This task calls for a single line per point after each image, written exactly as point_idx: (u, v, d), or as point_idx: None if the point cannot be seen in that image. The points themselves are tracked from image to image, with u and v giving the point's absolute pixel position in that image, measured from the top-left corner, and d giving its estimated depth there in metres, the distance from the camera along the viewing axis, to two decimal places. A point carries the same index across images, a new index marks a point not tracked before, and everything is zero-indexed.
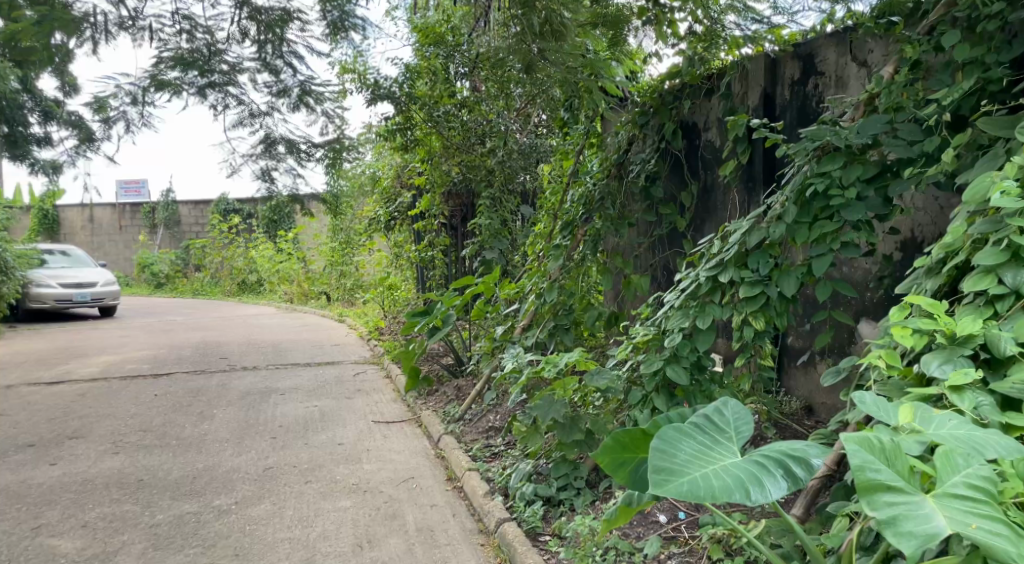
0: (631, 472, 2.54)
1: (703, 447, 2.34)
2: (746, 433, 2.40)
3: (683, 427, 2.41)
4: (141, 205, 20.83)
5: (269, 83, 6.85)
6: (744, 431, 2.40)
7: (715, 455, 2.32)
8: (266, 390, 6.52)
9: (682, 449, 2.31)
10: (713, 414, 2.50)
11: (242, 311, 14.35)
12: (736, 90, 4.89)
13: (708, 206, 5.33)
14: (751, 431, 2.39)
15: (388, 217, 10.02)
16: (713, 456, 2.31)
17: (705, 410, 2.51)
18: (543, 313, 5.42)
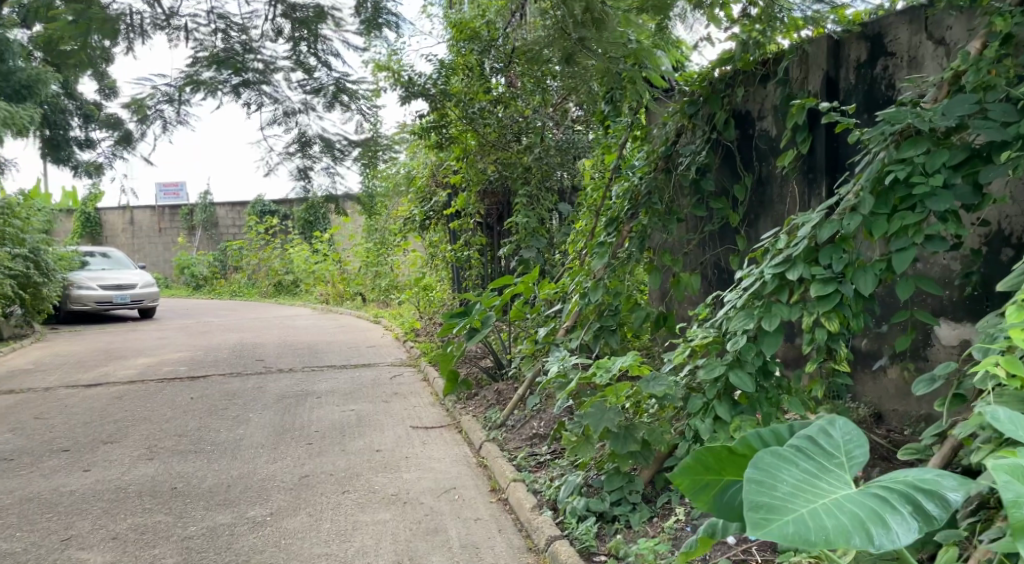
0: (714, 495, 2.32)
1: (809, 477, 2.18)
2: (860, 459, 2.23)
3: (785, 453, 2.24)
4: (180, 207, 20.95)
5: (303, 82, 6.71)
6: (857, 457, 2.23)
7: (823, 486, 2.16)
8: (303, 394, 6.35)
9: (784, 480, 2.15)
10: (818, 435, 2.33)
11: (277, 312, 14.28)
12: (795, 76, 4.64)
13: (763, 200, 5.05)
14: (866, 457, 2.22)
15: (424, 216, 9.83)
16: (822, 488, 2.14)
17: (810, 432, 2.34)
18: (586, 314, 5.14)
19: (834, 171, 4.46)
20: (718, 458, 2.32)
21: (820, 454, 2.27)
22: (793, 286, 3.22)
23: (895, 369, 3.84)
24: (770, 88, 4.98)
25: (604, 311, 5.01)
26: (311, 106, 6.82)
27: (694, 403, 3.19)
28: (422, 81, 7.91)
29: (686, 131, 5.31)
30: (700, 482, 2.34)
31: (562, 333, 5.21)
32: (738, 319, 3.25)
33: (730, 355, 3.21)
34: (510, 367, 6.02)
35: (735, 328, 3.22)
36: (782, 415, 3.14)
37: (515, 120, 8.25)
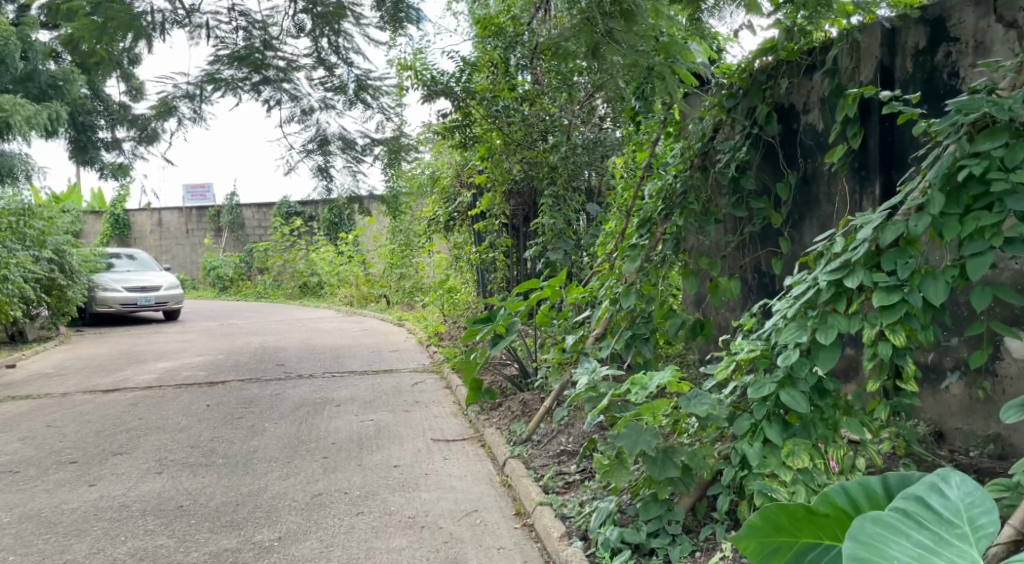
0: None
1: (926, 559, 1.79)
2: (988, 527, 1.78)
3: (890, 529, 1.86)
4: (206, 208, 20.92)
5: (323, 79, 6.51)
6: (984, 526, 1.79)
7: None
8: (321, 402, 6.10)
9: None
10: (934, 494, 1.90)
11: (301, 314, 14.12)
12: (844, 65, 4.32)
13: (808, 199, 4.73)
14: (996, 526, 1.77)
15: (448, 217, 9.59)
16: None
17: (923, 490, 1.91)
18: (615, 321, 4.84)
19: (888, 168, 4.15)
20: (791, 522, 2.04)
21: (936, 519, 1.85)
22: (851, 295, 2.92)
23: (958, 385, 3.51)
24: (816, 80, 4.67)
25: (636, 318, 4.72)
26: (331, 103, 6.61)
27: (741, 424, 2.89)
28: (444, 79, 7.76)
29: (724, 126, 5.01)
30: (769, 549, 2.07)
31: (592, 340, 4.90)
32: (790, 331, 2.95)
33: (781, 371, 2.90)
34: (536, 376, 5.73)
35: (787, 341, 2.92)
36: (839, 439, 2.83)
37: (541, 118, 7.98)
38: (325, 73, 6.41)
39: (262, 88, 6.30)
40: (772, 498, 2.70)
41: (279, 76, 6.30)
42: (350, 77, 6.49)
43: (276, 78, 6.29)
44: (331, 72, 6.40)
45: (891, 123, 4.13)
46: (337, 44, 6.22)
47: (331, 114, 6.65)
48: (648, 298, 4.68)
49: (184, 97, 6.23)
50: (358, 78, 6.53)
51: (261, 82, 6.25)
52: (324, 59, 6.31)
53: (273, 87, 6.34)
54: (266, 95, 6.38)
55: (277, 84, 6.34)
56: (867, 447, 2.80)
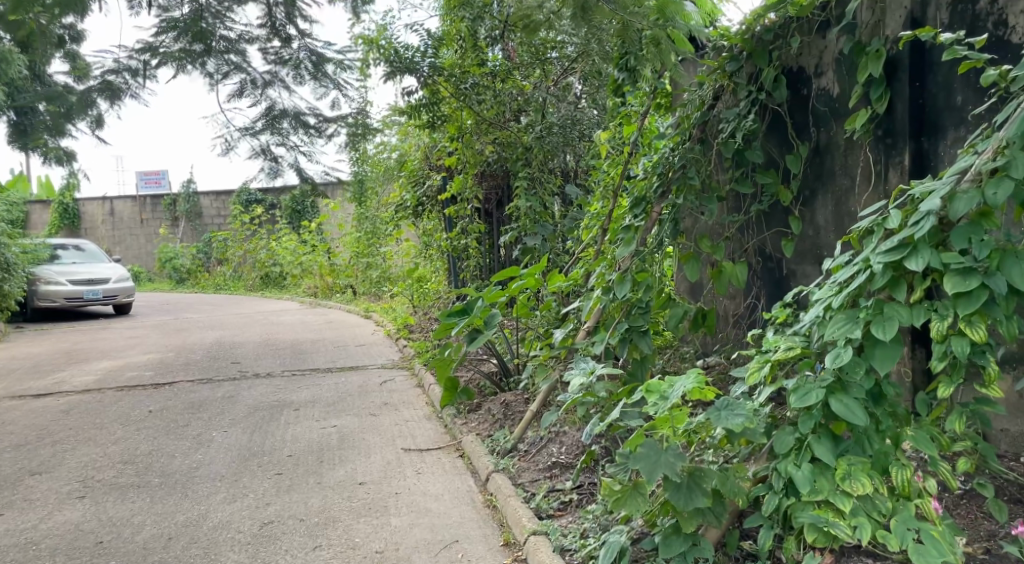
0: None
1: None
2: None
3: None
4: (161, 196, 20.00)
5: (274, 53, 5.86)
6: None
7: None
8: (279, 404, 5.49)
9: None
10: None
11: (262, 306, 13.42)
12: (863, 19, 3.85)
13: (821, 173, 4.23)
14: None
15: (417, 202, 8.99)
16: None
17: None
18: (609, 313, 4.30)
19: (919, 135, 3.67)
20: None
21: None
22: (910, 280, 2.42)
23: (1012, 381, 3.03)
24: (829, 39, 4.17)
25: (634, 308, 4.16)
26: (284, 79, 5.96)
27: (783, 441, 2.36)
28: (409, 53, 7.03)
29: (725, 93, 4.51)
30: None
31: (581, 337, 4.33)
32: (836, 324, 2.43)
33: (829, 373, 2.38)
34: (518, 374, 5.18)
35: (834, 337, 2.40)
36: (901, 455, 2.34)
37: (513, 95, 7.41)
38: (278, 45, 5.78)
39: (207, 59, 5.65)
40: (829, 533, 2.20)
41: (227, 48, 5.67)
42: (305, 51, 5.88)
43: (224, 49, 5.65)
44: (286, 44, 5.79)
45: (922, 84, 3.65)
46: (292, 14, 5.61)
47: (283, 89, 6.02)
48: (645, 286, 4.15)
49: (127, 74, 5.68)
50: (313, 50, 5.90)
51: (204, 54, 5.60)
52: (277, 29, 5.68)
53: (219, 57, 5.69)
54: (214, 67, 5.74)
55: (225, 55, 5.70)
56: (936, 464, 2.30)
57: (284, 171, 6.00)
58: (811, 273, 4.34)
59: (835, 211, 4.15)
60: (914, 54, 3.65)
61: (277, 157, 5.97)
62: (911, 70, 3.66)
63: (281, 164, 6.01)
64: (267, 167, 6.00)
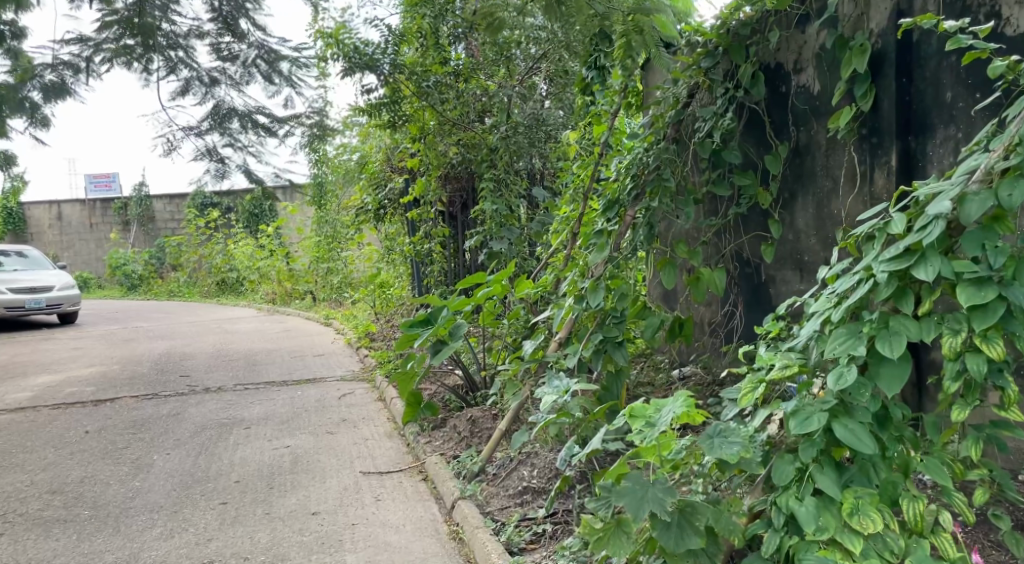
0: None
1: None
2: None
3: None
4: (111, 200, 19.37)
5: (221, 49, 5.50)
6: None
7: None
8: (229, 422, 5.16)
9: None
10: None
11: (217, 314, 12.96)
12: (846, 13, 3.69)
13: (802, 174, 4.03)
14: None
15: (378, 205, 8.73)
16: None
17: None
18: (581, 322, 4.06)
19: (905, 133, 3.48)
20: None
21: None
22: (917, 290, 2.20)
23: None
24: (809, 34, 3.97)
25: (608, 318, 3.94)
26: (235, 77, 5.59)
27: (782, 471, 2.12)
28: (369, 50, 6.72)
29: (702, 90, 4.30)
30: None
31: (554, 349, 4.05)
32: (836, 338, 2.21)
33: (831, 395, 2.15)
34: (485, 388, 4.93)
35: (835, 354, 2.18)
36: (910, 484, 2.11)
37: (477, 96, 7.17)
38: (229, 41, 5.44)
39: (151, 57, 5.32)
40: None
41: (172, 44, 5.33)
42: (257, 49, 5.54)
43: (168, 45, 5.32)
44: (238, 40, 5.45)
45: (909, 80, 3.46)
46: (245, 8, 5.29)
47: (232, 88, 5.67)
48: (620, 294, 3.92)
49: (69, 73, 5.37)
50: (265, 48, 5.56)
51: (146, 50, 5.26)
52: (229, 24, 5.34)
53: (163, 54, 5.36)
54: (159, 64, 5.40)
55: (169, 50, 5.35)
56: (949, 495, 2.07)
57: (231, 173, 5.66)
58: (792, 279, 4.15)
59: (817, 214, 3.96)
60: (901, 48, 3.46)
61: (224, 158, 5.64)
62: (897, 65, 3.47)
63: (229, 165, 5.67)
64: (214, 169, 5.66)
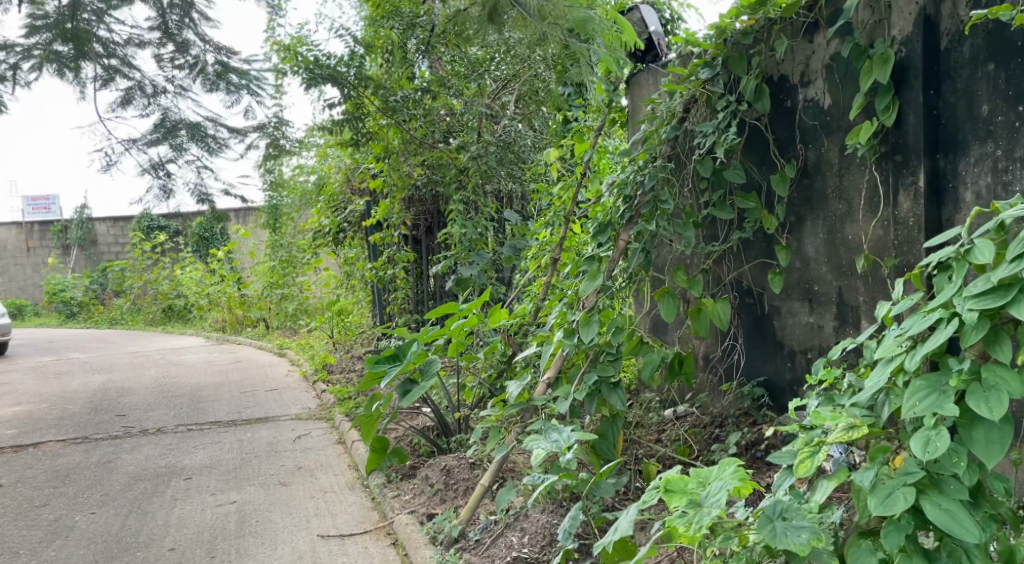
0: None
1: None
2: None
3: None
4: (51, 223, 18.49)
5: (166, 56, 5.01)
6: None
7: None
8: (168, 474, 4.62)
9: None
10: None
11: (163, 343, 12.26)
12: (862, 19, 3.33)
13: (810, 196, 3.66)
14: None
15: (337, 228, 8.33)
16: None
17: None
18: (570, 360, 3.64)
19: (933, 150, 3.12)
20: None
21: None
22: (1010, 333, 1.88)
23: None
24: (817, 43, 3.60)
25: (602, 355, 3.54)
26: (182, 85, 5.07)
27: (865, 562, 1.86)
28: (330, 61, 6.28)
29: (700, 104, 3.93)
30: None
31: (539, 390, 3.60)
32: (913, 393, 1.87)
33: (917, 465, 1.85)
34: (460, 432, 4.43)
35: (917, 414, 1.84)
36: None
37: (441, 115, 6.76)
38: (173, 51, 4.99)
39: (85, 65, 4.92)
40: None
41: (111, 52, 4.92)
42: (213, 59, 5.07)
43: (106, 53, 4.91)
44: (183, 53, 5.00)
45: (937, 92, 3.10)
46: (190, 15, 4.89)
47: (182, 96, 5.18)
48: (614, 328, 3.52)
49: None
50: (221, 59, 5.08)
51: (80, 57, 4.87)
52: (172, 33, 4.90)
53: (99, 62, 4.93)
54: (95, 72, 4.96)
55: (105, 59, 4.92)
56: None
57: (177, 192, 5.10)
58: (799, 310, 3.79)
59: (828, 240, 3.60)
60: (928, 56, 3.10)
61: (169, 174, 5.11)
62: (925, 75, 3.11)
63: (174, 182, 5.13)
64: (158, 186, 5.11)
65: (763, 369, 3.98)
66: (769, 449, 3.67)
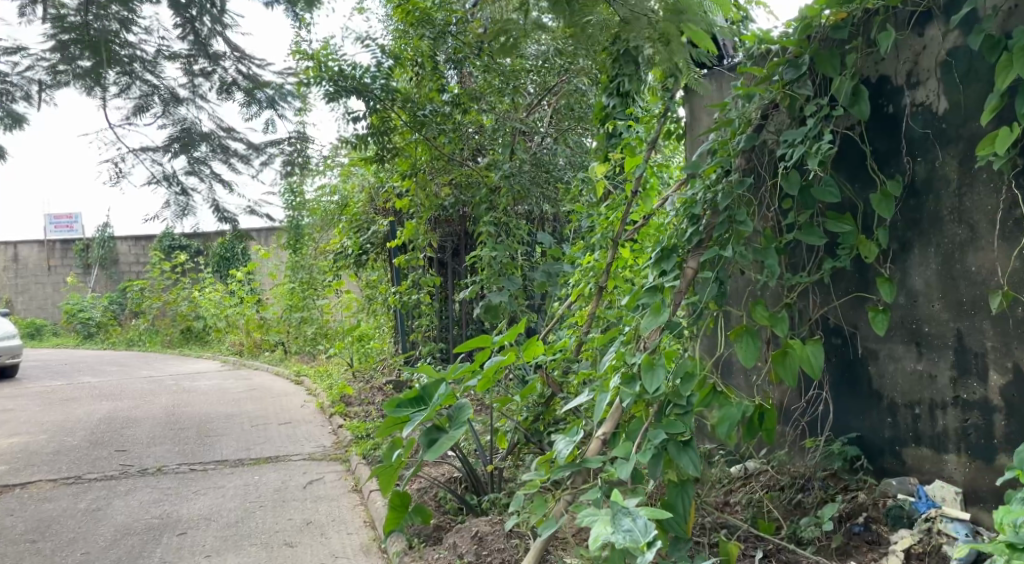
0: None
1: None
2: None
3: None
4: (73, 241, 18.21)
5: (191, 64, 4.36)
6: None
7: None
8: (160, 529, 4.09)
9: None
10: None
11: (177, 367, 11.79)
12: (994, 4, 2.77)
13: (917, 219, 3.06)
14: None
15: (359, 249, 7.84)
16: None
17: None
18: (629, 413, 3.04)
19: None
20: None
21: None
22: None
23: None
24: (930, 35, 3.01)
25: (669, 408, 2.94)
26: (202, 92, 4.47)
27: None
28: (356, 72, 5.67)
29: (780, 109, 3.32)
30: None
31: (591, 449, 2.99)
32: None
33: None
34: (493, 488, 3.85)
35: None
36: None
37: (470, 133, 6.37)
38: (201, 62, 4.37)
39: (106, 74, 4.26)
40: None
41: (131, 57, 4.24)
42: (234, 69, 4.45)
43: (126, 59, 4.23)
44: (212, 65, 4.39)
45: None
46: (221, 24, 4.24)
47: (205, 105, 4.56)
48: (682, 375, 2.94)
49: (18, 95, 4.27)
50: (244, 69, 4.46)
51: (101, 68, 4.22)
52: (202, 41, 4.27)
53: (121, 69, 4.27)
54: (114, 82, 4.32)
55: (127, 67, 4.27)
56: None
57: (192, 211, 4.53)
58: (901, 355, 3.20)
59: (942, 272, 3.00)
60: None
61: (185, 187, 4.57)
62: None
63: (193, 199, 4.60)
64: (174, 202, 4.57)
65: (855, 422, 3.38)
66: (868, 522, 3.10)
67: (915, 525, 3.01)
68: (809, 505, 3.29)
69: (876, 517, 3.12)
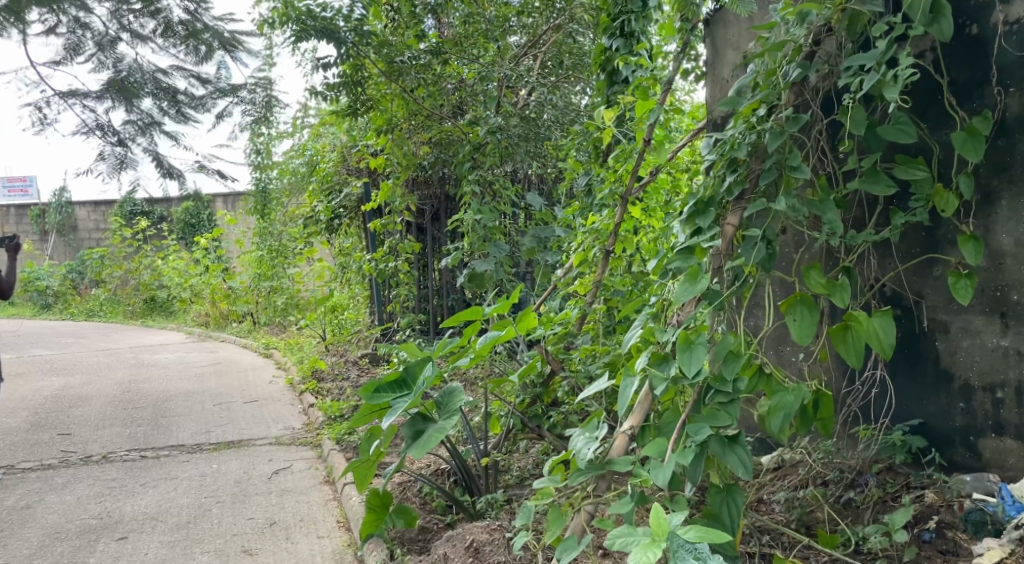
0: None
1: None
2: None
3: None
4: (29, 207, 17.29)
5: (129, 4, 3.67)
6: None
7: None
8: (93, 532, 3.49)
9: None
10: None
11: (136, 339, 11.06)
12: None
13: (1007, 163, 2.55)
14: None
15: (331, 213, 7.20)
16: None
17: None
18: (660, 401, 2.50)
19: None
20: None
21: None
22: None
23: None
24: None
25: (709, 396, 2.39)
26: (146, 34, 3.78)
27: None
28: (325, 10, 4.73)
29: (834, 35, 2.75)
30: None
31: (615, 448, 2.43)
32: None
33: None
34: (488, 485, 3.31)
35: None
36: None
37: (450, 88, 5.73)
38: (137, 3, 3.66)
39: (32, 14, 3.54)
40: None
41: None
42: (178, 9, 3.75)
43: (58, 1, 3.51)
44: (146, 9, 3.69)
45: None
46: None
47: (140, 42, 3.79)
48: (725, 356, 2.40)
49: None
50: (189, 9, 3.77)
51: (27, 13, 3.51)
52: None
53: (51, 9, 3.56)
54: (44, 22, 3.64)
55: (58, 10, 3.58)
56: None
57: (139, 162, 3.88)
58: (979, 327, 2.69)
59: None
60: None
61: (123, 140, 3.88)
62: None
63: (131, 150, 3.92)
64: (111, 155, 3.89)
65: (916, 408, 2.88)
66: (941, 528, 2.60)
67: (1003, 533, 2.51)
68: (863, 504, 2.78)
69: (951, 521, 2.61)
